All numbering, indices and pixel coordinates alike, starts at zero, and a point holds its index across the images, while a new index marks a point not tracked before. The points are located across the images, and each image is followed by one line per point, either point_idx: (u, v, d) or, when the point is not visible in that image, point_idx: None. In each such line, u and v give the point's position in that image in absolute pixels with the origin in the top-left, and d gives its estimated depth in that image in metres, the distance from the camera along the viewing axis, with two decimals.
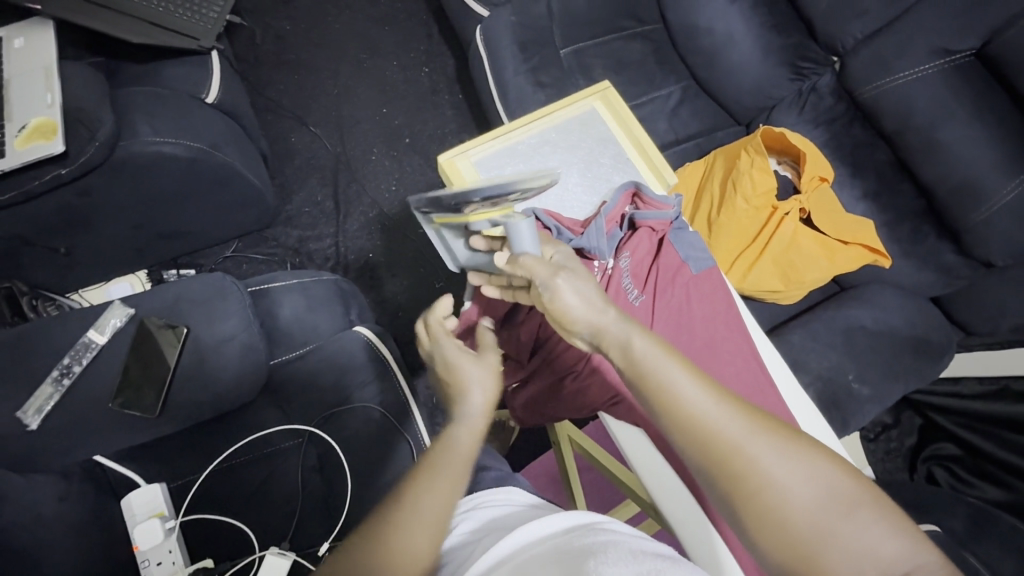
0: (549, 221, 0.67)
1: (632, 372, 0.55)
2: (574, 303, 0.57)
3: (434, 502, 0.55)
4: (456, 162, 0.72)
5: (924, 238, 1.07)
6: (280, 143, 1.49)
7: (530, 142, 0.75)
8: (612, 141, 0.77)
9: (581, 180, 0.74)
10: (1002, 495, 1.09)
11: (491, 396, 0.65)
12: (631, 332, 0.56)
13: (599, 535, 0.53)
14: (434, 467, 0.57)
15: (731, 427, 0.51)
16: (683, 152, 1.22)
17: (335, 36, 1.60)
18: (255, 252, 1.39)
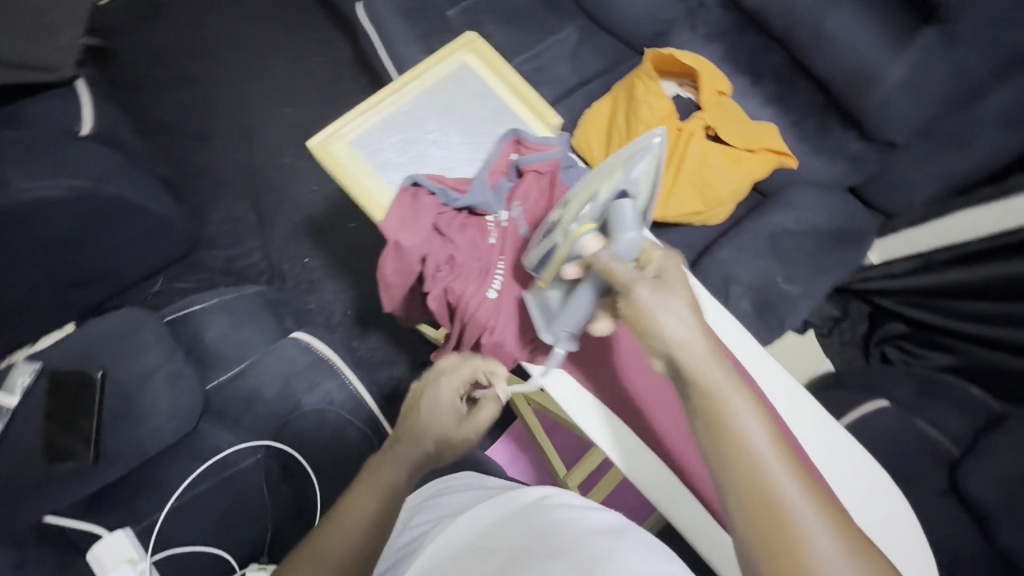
0: (434, 185, 0.68)
1: (706, 409, 0.46)
2: (672, 321, 0.49)
3: (372, 523, 0.55)
4: (331, 145, 0.70)
5: (830, 131, 1.09)
6: (185, 164, 1.42)
7: (406, 111, 0.73)
8: (490, 93, 0.76)
9: (465, 139, 0.73)
10: (949, 360, 1.21)
11: (439, 448, 0.60)
12: (721, 369, 0.47)
13: (547, 512, 0.55)
14: (374, 490, 0.57)
15: (804, 515, 0.42)
16: (589, 92, 1.22)
17: (219, 42, 1.52)
18: (181, 281, 1.34)
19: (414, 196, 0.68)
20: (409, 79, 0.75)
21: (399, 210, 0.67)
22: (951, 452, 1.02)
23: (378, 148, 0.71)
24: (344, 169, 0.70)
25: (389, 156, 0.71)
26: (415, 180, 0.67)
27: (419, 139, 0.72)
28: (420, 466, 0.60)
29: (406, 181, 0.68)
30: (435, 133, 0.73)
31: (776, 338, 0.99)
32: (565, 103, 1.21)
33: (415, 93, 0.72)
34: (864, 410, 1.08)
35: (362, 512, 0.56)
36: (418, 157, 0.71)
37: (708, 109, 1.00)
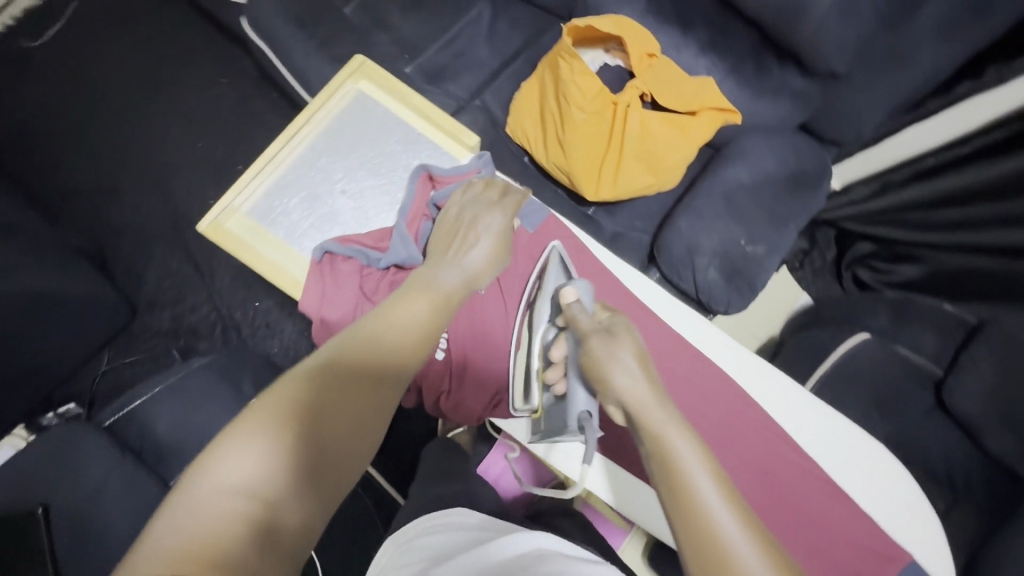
0: (348, 250, 0.62)
1: (655, 454, 0.47)
2: (626, 372, 0.51)
3: (423, 327, 0.53)
4: (225, 224, 0.65)
5: (769, 71, 1.02)
6: (100, 228, 1.27)
7: (305, 161, 0.68)
8: (392, 120, 0.71)
9: (375, 178, 0.69)
10: (916, 271, 1.20)
11: (482, 269, 0.59)
12: (669, 422, 0.49)
13: (543, 560, 0.52)
14: (425, 296, 0.55)
15: (749, 557, 0.42)
16: (514, 73, 1.12)
17: (104, 83, 1.35)
18: (128, 355, 1.21)
19: (331, 269, 0.63)
20: (297, 127, 0.70)
21: (317, 287, 0.62)
22: (933, 370, 1.05)
23: (282, 213, 0.67)
24: (244, 246, 0.64)
25: (296, 218, 0.66)
26: (324, 250, 0.62)
27: (325, 192, 0.68)
28: (467, 282, 0.58)
29: (315, 253, 0.63)
30: (341, 180, 0.68)
31: (750, 299, 0.97)
32: (491, 88, 1.12)
33: (308, 141, 0.68)
34: (845, 347, 1.08)
35: (414, 312, 0.53)
36: (327, 210, 0.67)
37: (641, 74, 0.94)
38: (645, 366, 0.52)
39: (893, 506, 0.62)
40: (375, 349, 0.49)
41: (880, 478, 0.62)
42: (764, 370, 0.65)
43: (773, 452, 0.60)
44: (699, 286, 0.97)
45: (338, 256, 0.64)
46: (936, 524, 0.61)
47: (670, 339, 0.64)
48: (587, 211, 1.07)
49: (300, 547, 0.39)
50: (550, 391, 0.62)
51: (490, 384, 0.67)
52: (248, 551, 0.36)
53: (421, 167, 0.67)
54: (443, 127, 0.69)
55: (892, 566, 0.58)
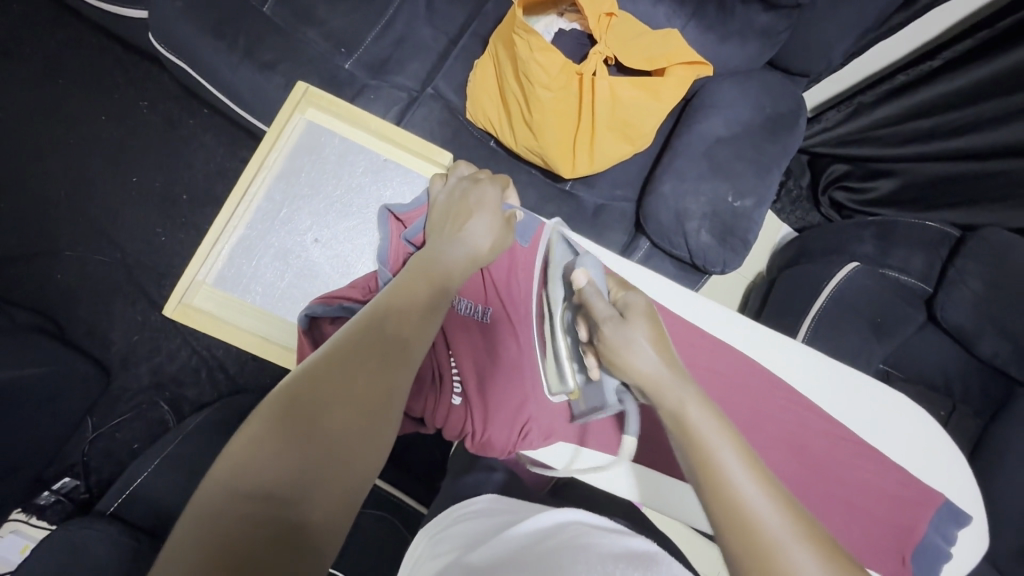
0: (337, 308, 0.53)
1: (677, 431, 0.47)
2: (644, 352, 0.50)
3: (425, 308, 0.48)
4: (195, 301, 0.60)
5: (732, 11, 0.96)
6: (47, 291, 1.16)
7: (265, 214, 0.63)
8: (352, 149, 0.65)
9: (345, 217, 0.64)
10: (894, 186, 1.17)
11: (481, 246, 0.55)
12: (688, 397, 0.48)
13: (574, 540, 0.49)
14: (422, 278, 0.50)
15: (783, 527, 0.40)
16: (463, 51, 1.04)
17: (10, 129, 1.20)
18: (114, 417, 1.14)
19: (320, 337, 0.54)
20: (250, 177, 0.63)
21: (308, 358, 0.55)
22: (922, 288, 1.05)
23: (254, 278, 0.61)
24: (220, 321, 0.60)
25: (270, 280, 0.61)
26: (310, 315, 0.52)
27: (296, 245, 0.62)
28: (469, 259, 0.54)
29: (302, 323, 0.54)
30: (311, 229, 0.63)
31: (743, 255, 0.94)
32: (442, 73, 1.04)
33: (265, 191, 0.62)
34: (836, 281, 1.07)
35: (417, 292, 0.48)
36: (299, 262, 0.62)
37: (602, 37, 0.88)
38: (662, 346, 0.51)
39: (922, 455, 0.61)
40: (378, 334, 0.43)
41: (908, 430, 0.62)
42: (783, 341, 0.64)
43: (801, 423, 0.60)
44: (693, 250, 0.94)
45: (324, 319, 0.55)
46: (963, 463, 0.61)
47: (684, 329, 0.62)
48: (565, 187, 1.02)
49: (322, 553, 0.34)
50: (583, 371, 0.59)
51: (517, 413, 0.64)
52: (257, 538, 0.32)
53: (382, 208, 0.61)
54: (410, 149, 0.64)
55: (925, 510, 0.59)
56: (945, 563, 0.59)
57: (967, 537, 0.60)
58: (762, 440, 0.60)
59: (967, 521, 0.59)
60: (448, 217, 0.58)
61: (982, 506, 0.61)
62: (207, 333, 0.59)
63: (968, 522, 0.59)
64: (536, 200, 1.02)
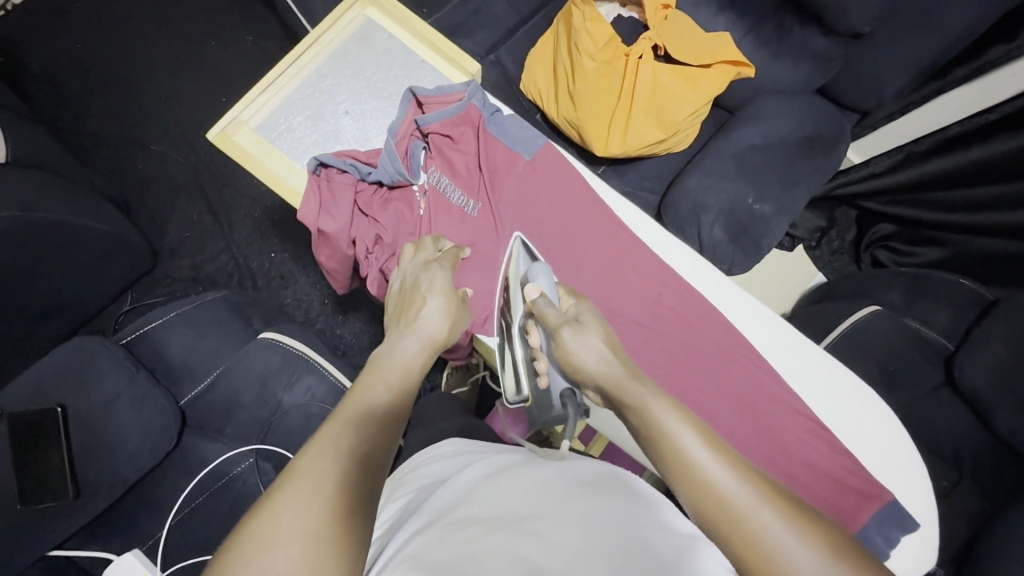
0: (342, 161, 0.65)
1: (643, 434, 0.49)
2: (595, 353, 0.53)
3: (388, 413, 0.49)
4: (234, 135, 0.68)
5: (789, 31, 0.99)
6: (126, 176, 1.31)
7: (310, 81, 0.72)
8: (397, 46, 0.74)
9: (377, 103, 0.72)
10: (940, 254, 1.15)
11: (437, 334, 0.57)
12: (646, 396, 0.50)
13: (535, 466, 0.53)
14: (383, 376, 0.52)
15: (744, 496, 0.43)
16: (531, 30, 1.12)
17: (135, 37, 1.38)
18: (151, 297, 1.26)
19: (327, 182, 0.65)
20: (306, 48, 0.72)
21: (312, 194, 0.64)
22: (944, 345, 1.01)
23: (288, 130, 0.70)
24: (251, 156, 0.68)
25: (300, 135, 0.70)
26: (320, 159, 0.64)
27: (329, 113, 0.71)
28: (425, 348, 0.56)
29: (312, 164, 0.65)
30: (345, 102, 0.71)
31: (755, 261, 0.96)
32: (506, 45, 1.12)
33: (316, 62, 0.71)
34: (853, 318, 1.02)
35: (374, 396, 0.49)
36: (331, 128, 0.70)
37: (655, 26, 0.94)
38: (612, 347, 0.54)
39: (881, 451, 0.61)
40: (353, 466, 0.42)
41: (868, 419, 0.61)
42: (755, 307, 0.65)
43: (756, 384, 0.61)
44: (704, 244, 0.96)
45: (334, 170, 0.66)
46: (922, 469, 0.60)
47: (657, 270, 0.65)
48: (598, 168, 1.07)
49: None
50: (535, 379, 0.60)
51: (485, 301, 0.66)
52: None
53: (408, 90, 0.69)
54: (447, 56, 0.72)
55: (871, 504, 0.57)
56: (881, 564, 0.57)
57: (916, 542, 0.58)
58: (713, 399, 0.61)
59: (914, 527, 0.57)
60: (398, 313, 0.59)
61: (937, 519, 0.59)
62: (235, 163, 0.67)
63: (915, 529, 0.57)
64: None
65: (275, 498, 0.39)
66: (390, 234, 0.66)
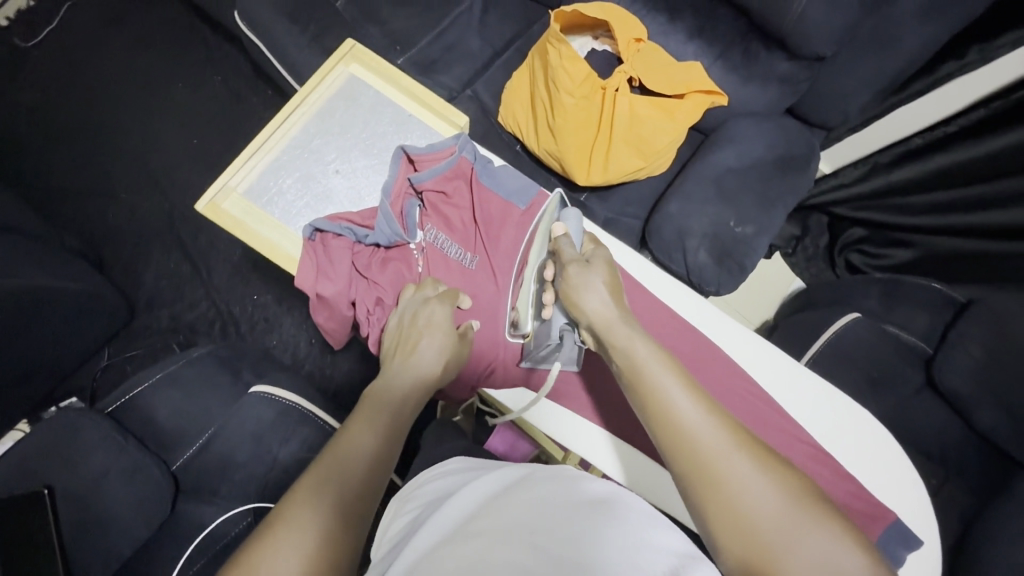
0: (338, 225, 0.66)
1: (626, 376, 0.52)
2: (597, 294, 0.56)
3: (375, 455, 0.51)
4: (222, 204, 0.68)
5: (756, 56, 1.02)
6: (97, 228, 1.27)
7: (298, 142, 0.72)
8: (383, 100, 0.75)
9: (367, 158, 0.73)
10: (908, 254, 1.20)
11: (432, 371, 0.59)
12: (635, 339, 0.53)
13: (535, 486, 0.52)
14: (375, 419, 0.54)
15: (716, 436, 0.45)
16: (506, 63, 1.13)
17: (99, 85, 1.35)
18: (129, 351, 1.22)
19: (322, 246, 0.66)
20: (292, 109, 0.73)
21: (308, 262, 0.65)
22: (923, 348, 1.03)
23: (278, 194, 0.70)
24: (240, 223, 0.68)
25: (291, 198, 0.70)
26: (315, 226, 0.65)
27: (319, 173, 0.71)
28: (419, 387, 0.58)
29: (308, 232, 0.66)
30: (334, 161, 0.72)
31: (740, 281, 0.98)
32: (483, 78, 1.13)
33: (302, 123, 0.72)
34: (834, 328, 1.04)
35: (364, 441, 0.51)
36: (321, 188, 0.71)
37: (629, 59, 0.95)
38: (615, 291, 0.57)
39: (880, 472, 0.62)
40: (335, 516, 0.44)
41: (865, 442, 0.63)
42: (749, 338, 0.66)
43: (755, 414, 0.62)
44: (690, 268, 0.98)
45: (329, 234, 0.67)
46: (920, 486, 0.62)
47: (657, 309, 0.66)
48: (580, 197, 1.08)
49: None
50: (539, 318, 0.63)
51: (488, 356, 0.67)
52: None
53: (400, 149, 0.70)
54: (434, 109, 0.73)
55: (875, 525, 0.59)
56: None
57: (919, 559, 0.60)
58: None
59: (918, 544, 0.59)
60: (394, 342, 0.61)
61: (938, 534, 0.61)
62: (224, 231, 0.67)
63: (919, 546, 0.59)
64: None
65: (254, 556, 0.41)
66: (390, 295, 0.66)
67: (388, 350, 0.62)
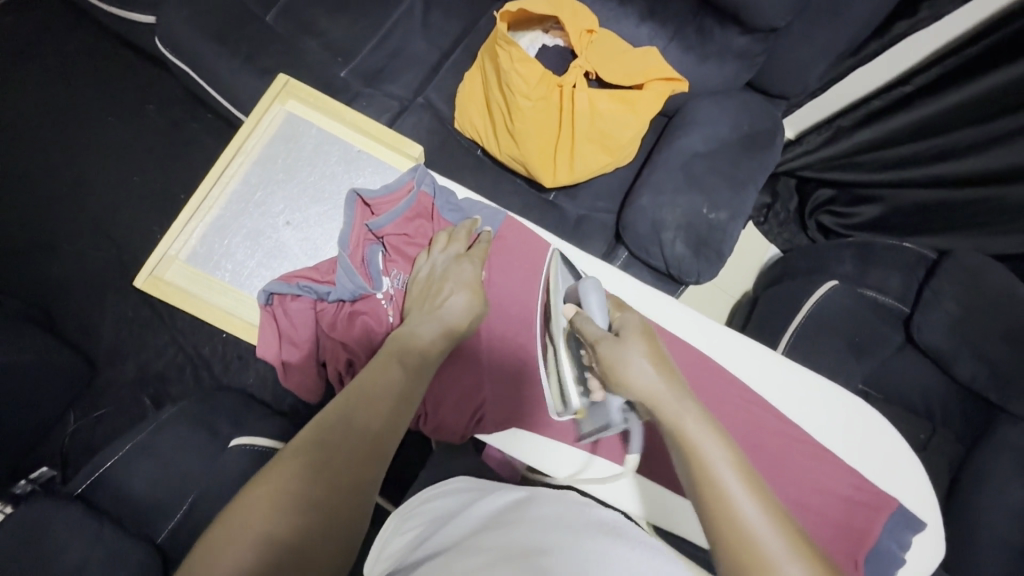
0: (292, 285, 0.63)
1: (676, 445, 0.49)
2: (644, 371, 0.52)
3: (402, 388, 0.53)
4: (167, 275, 0.67)
5: (711, 33, 0.98)
6: (42, 284, 1.19)
7: (239, 198, 0.70)
8: (328, 138, 0.73)
9: (319, 204, 0.71)
10: (876, 211, 1.19)
11: (459, 316, 0.60)
12: (688, 413, 0.49)
13: (544, 507, 0.51)
14: (402, 357, 0.56)
15: (772, 535, 0.42)
16: (455, 64, 1.07)
17: (21, 129, 1.25)
18: (97, 409, 1.15)
19: (281, 309, 0.65)
20: (231, 162, 0.71)
21: (270, 329, 0.65)
22: (901, 308, 1.01)
23: (226, 256, 0.69)
24: (189, 293, 0.67)
25: (240, 258, 0.68)
26: (268, 291, 0.63)
27: (269, 227, 0.69)
28: (447, 335, 0.59)
29: (263, 298, 0.64)
30: (283, 212, 0.70)
31: (719, 267, 0.96)
32: (433, 84, 1.07)
33: (242, 176, 0.70)
34: (812, 300, 1.02)
35: (391, 376, 0.54)
36: (272, 242, 0.69)
37: (583, 52, 0.91)
38: (662, 365, 0.53)
39: (878, 460, 0.62)
40: (360, 431, 0.48)
41: (863, 428, 0.63)
42: (739, 338, 0.65)
43: (755, 421, 0.61)
44: (668, 260, 0.96)
45: (286, 295, 0.65)
46: (920, 468, 0.62)
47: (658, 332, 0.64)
48: (549, 197, 1.05)
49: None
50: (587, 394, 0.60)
51: (471, 399, 0.66)
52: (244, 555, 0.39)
53: (353, 192, 0.68)
54: (382, 142, 0.72)
55: (880, 515, 0.58)
56: (897, 568, 0.59)
57: (922, 540, 0.60)
58: None
59: (922, 526, 0.59)
60: (419, 292, 0.62)
61: (940, 513, 0.61)
62: (170, 305, 0.65)
63: (922, 528, 0.59)
64: (520, 208, 1.04)
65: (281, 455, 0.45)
66: (359, 352, 0.63)
67: (416, 299, 0.62)
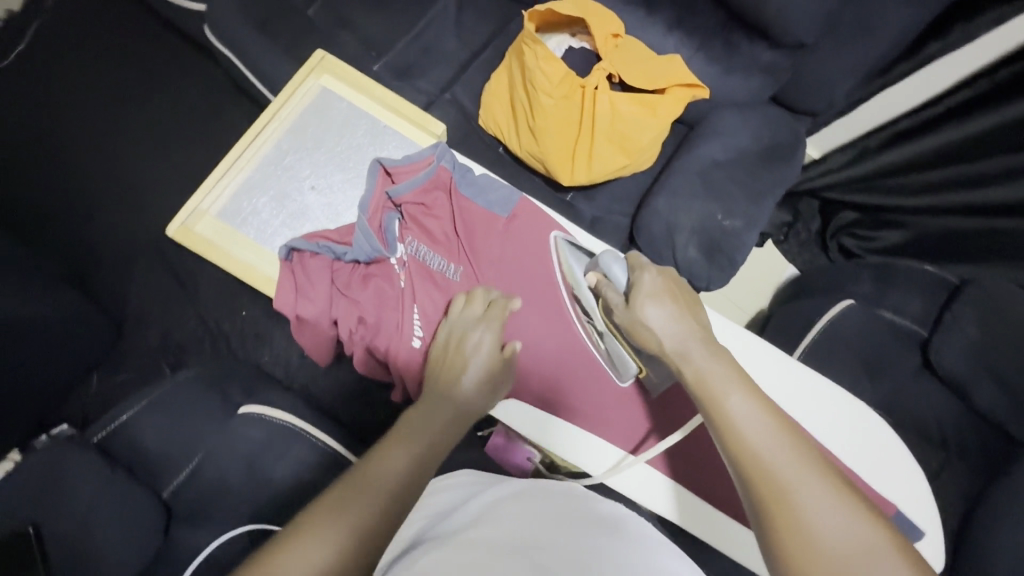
0: (312, 244, 0.67)
1: (694, 388, 0.51)
2: (657, 322, 0.55)
3: (411, 470, 0.50)
4: (196, 227, 0.71)
5: (738, 47, 1.00)
6: (78, 250, 1.25)
7: (270, 162, 0.74)
8: (357, 114, 0.77)
9: (344, 173, 0.75)
10: (899, 236, 1.16)
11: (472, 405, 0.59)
12: (703, 354, 0.52)
13: (544, 501, 0.51)
14: (413, 438, 0.54)
15: (785, 461, 0.44)
16: (484, 63, 1.11)
17: (74, 105, 1.33)
18: (118, 374, 1.19)
19: (300, 264, 0.68)
20: (265, 127, 0.75)
21: (286, 282, 0.68)
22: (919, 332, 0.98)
23: (252, 214, 0.72)
24: (214, 245, 0.71)
25: (266, 216, 0.72)
26: (289, 246, 0.67)
27: (295, 191, 0.73)
28: (456, 421, 0.58)
29: (284, 252, 0.68)
30: (310, 177, 0.74)
31: (729, 275, 0.97)
32: (461, 81, 1.11)
33: (274, 141, 0.74)
34: (828, 315, 1.00)
35: (399, 461, 0.50)
36: (297, 204, 0.73)
37: (608, 56, 0.94)
38: (682, 308, 0.56)
39: (879, 467, 0.61)
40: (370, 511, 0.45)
41: (864, 432, 0.62)
42: (741, 333, 0.66)
43: None
44: (680, 264, 0.97)
45: (306, 253, 0.69)
46: (921, 477, 0.61)
47: None
48: (567, 197, 1.07)
49: None
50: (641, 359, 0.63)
51: None
52: None
53: (376, 161, 0.72)
54: (408, 119, 0.75)
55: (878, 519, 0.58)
56: None
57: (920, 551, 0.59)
58: None
59: (920, 533, 0.58)
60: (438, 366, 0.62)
61: (941, 527, 0.60)
62: (196, 254, 0.69)
63: (921, 536, 0.58)
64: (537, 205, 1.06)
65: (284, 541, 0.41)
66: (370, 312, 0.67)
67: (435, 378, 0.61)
